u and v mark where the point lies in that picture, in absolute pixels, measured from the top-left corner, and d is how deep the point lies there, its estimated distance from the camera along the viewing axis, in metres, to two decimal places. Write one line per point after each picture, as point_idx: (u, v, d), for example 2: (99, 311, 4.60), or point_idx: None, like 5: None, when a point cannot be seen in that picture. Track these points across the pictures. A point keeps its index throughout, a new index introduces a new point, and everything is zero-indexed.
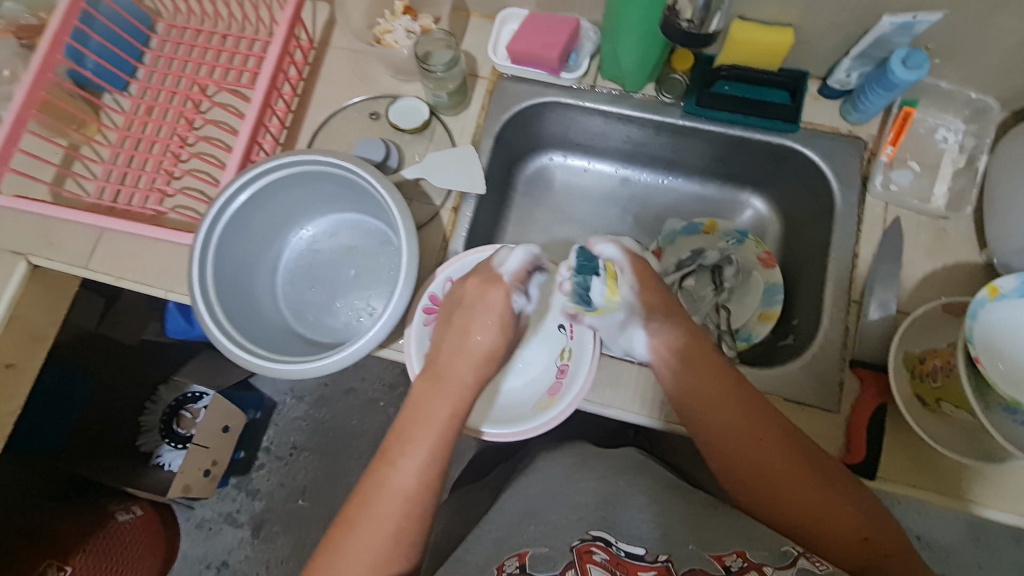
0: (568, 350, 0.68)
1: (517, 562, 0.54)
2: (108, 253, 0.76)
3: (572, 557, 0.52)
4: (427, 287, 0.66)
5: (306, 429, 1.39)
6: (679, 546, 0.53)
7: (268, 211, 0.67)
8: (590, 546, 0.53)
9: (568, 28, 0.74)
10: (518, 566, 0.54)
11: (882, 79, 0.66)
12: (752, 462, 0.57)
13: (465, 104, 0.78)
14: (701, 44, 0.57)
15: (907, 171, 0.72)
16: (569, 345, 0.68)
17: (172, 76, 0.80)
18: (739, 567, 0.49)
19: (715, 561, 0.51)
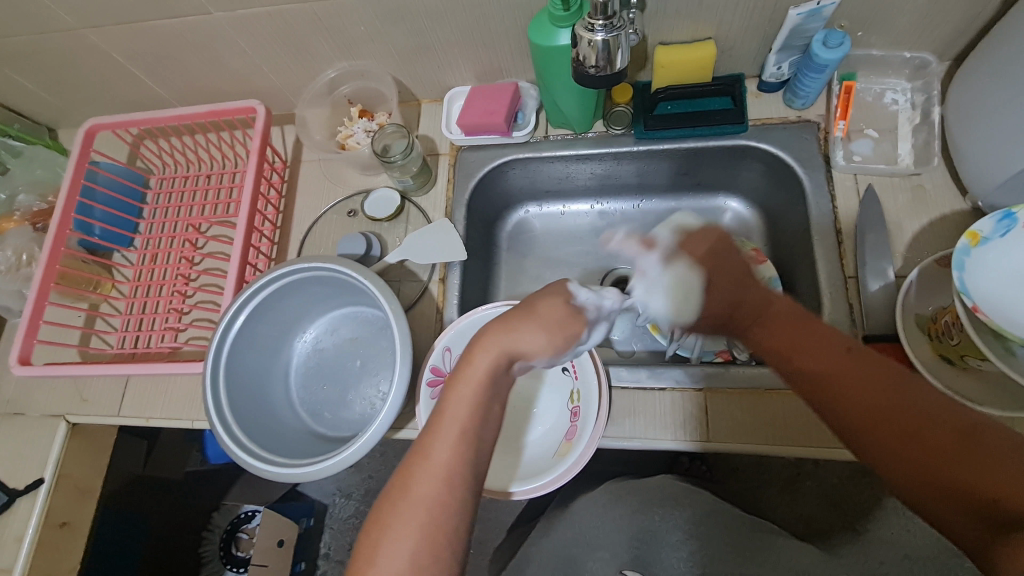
0: (576, 392, 0.69)
1: None
2: (136, 397, 0.80)
3: None
4: (428, 360, 0.67)
5: (359, 527, 1.38)
6: None
7: (270, 322, 0.71)
8: None
9: (507, 93, 0.79)
10: None
11: (811, 64, 0.68)
12: (877, 435, 0.46)
13: (431, 182, 0.83)
14: (616, 80, 0.58)
15: (866, 140, 0.72)
16: (575, 386, 0.69)
17: (170, 223, 0.88)
18: None
19: None
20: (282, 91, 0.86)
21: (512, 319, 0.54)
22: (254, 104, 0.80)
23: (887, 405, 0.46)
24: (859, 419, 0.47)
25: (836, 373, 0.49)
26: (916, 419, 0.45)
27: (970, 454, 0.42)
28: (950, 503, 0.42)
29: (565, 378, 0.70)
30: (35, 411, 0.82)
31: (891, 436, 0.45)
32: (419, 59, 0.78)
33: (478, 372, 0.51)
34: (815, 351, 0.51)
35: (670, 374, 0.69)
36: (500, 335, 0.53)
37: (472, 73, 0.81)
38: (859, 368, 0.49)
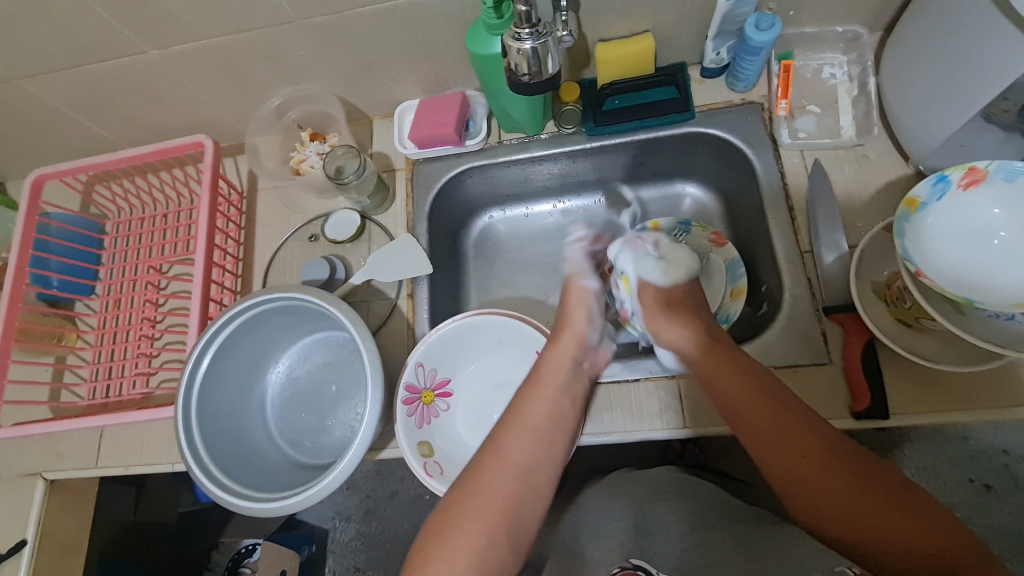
0: None
1: None
2: (113, 446, 0.79)
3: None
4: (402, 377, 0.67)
5: (363, 548, 1.37)
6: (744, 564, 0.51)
7: (240, 357, 0.71)
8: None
9: (456, 103, 0.79)
10: None
11: (746, 48, 0.69)
12: (829, 505, 0.48)
13: (390, 199, 0.83)
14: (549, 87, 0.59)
15: (809, 116, 0.74)
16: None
17: (130, 266, 0.86)
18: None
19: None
20: (231, 123, 0.85)
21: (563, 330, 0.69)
22: (201, 138, 0.79)
23: (831, 467, 0.49)
24: (810, 486, 0.49)
25: (781, 434, 0.52)
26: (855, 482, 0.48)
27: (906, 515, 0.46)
28: (890, 560, 0.45)
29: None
30: (10, 472, 0.81)
31: (841, 505, 0.48)
32: (364, 78, 0.78)
33: (557, 380, 0.63)
34: (758, 412, 0.54)
35: (644, 365, 0.70)
36: (560, 347, 0.66)
37: (419, 86, 0.81)
38: (803, 426, 0.52)
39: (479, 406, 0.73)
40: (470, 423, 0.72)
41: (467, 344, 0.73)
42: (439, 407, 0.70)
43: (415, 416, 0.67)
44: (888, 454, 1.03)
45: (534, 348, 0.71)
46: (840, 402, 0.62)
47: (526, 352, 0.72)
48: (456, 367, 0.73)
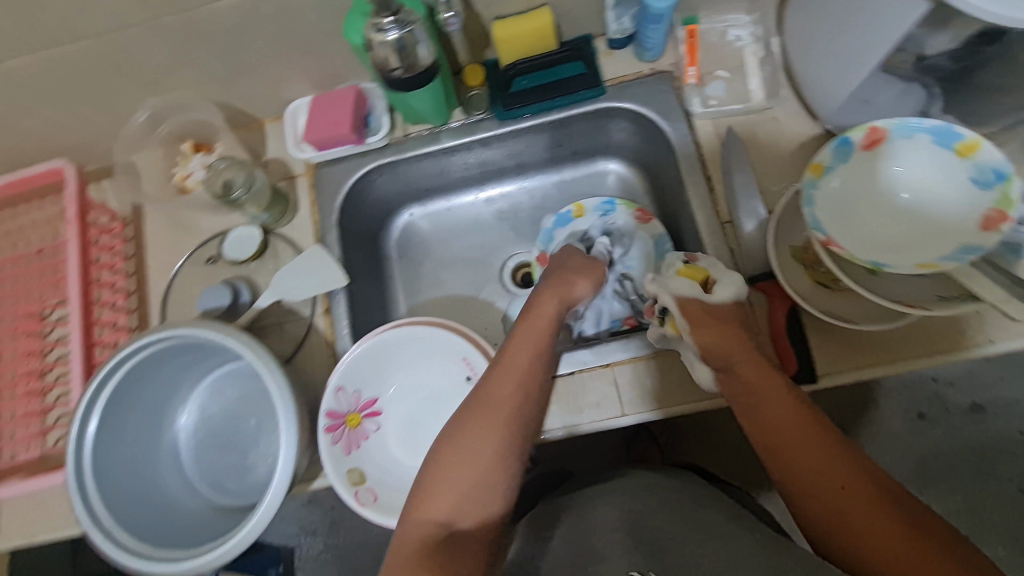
0: None
1: None
2: (12, 519, 0.71)
3: None
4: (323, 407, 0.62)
5: (333, 561, 1.33)
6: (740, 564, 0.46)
7: (139, 405, 0.64)
8: None
9: (351, 98, 0.72)
10: None
11: (647, 16, 0.66)
12: (843, 509, 0.46)
13: (293, 209, 0.76)
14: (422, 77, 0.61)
15: (719, 81, 0.72)
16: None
17: (3, 315, 0.76)
18: None
19: None
20: (98, 141, 0.75)
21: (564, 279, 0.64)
22: (60, 164, 0.70)
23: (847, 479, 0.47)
24: (822, 497, 0.47)
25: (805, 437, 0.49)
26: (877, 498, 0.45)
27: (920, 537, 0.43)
28: None
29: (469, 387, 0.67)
30: None
31: (860, 522, 0.45)
32: (242, 79, 0.70)
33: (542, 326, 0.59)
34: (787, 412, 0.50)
35: (577, 357, 0.67)
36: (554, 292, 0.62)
37: (308, 82, 0.73)
38: (823, 434, 0.49)
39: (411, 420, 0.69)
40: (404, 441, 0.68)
41: (389, 359, 0.68)
42: (368, 429, 0.66)
43: (340, 444, 0.63)
44: (829, 401, 1.07)
45: (460, 356, 0.67)
46: None
47: (452, 360, 0.68)
48: (381, 383, 0.68)
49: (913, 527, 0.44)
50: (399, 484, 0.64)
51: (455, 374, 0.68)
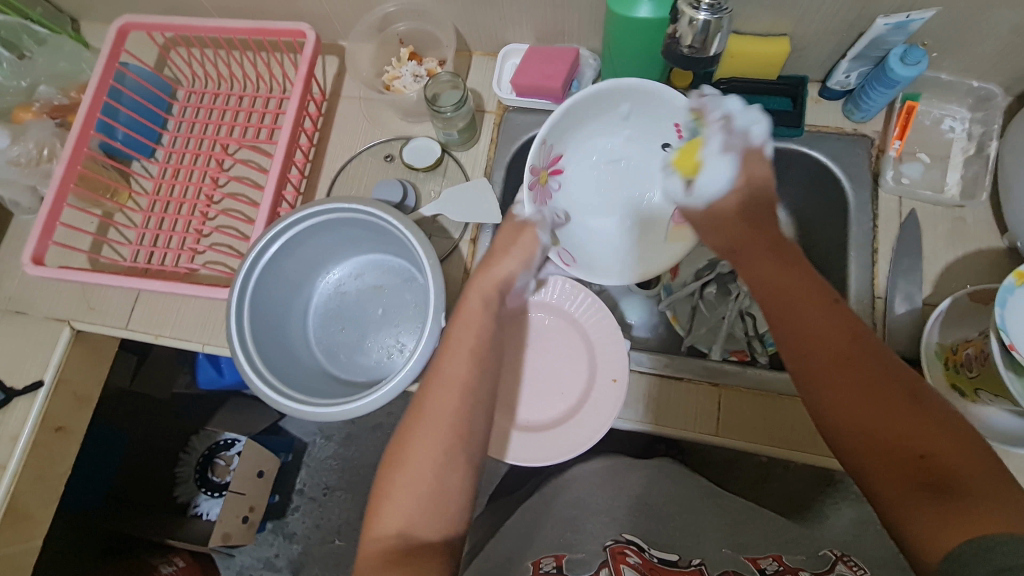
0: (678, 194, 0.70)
1: (553, 563, 0.57)
2: (145, 313, 0.79)
3: (606, 558, 0.55)
4: (530, 158, 0.67)
5: (336, 468, 1.40)
6: (714, 554, 0.57)
7: (297, 258, 0.70)
8: (623, 550, 0.56)
9: (568, 59, 0.76)
10: (555, 566, 0.56)
11: (881, 78, 0.67)
12: (837, 400, 0.44)
13: (474, 139, 0.81)
14: (706, 64, 0.57)
15: (917, 164, 0.72)
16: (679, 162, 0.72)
17: (195, 139, 0.84)
18: (775, 570, 0.53)
19: (749, 563, 0.55)
20: (331, 19, 0.82)
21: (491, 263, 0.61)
22: (304, 28, 0.77)
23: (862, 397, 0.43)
24: (834, 414, 0.44)
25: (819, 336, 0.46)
26: (886, 393, 0.42)
27: (915, 417, 0.41)
28: (888, 473, 0.41)
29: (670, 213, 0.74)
30: (38, 312, 0.82)
31: (875, 428, 0.42)
32: (482, 9, 0.74)
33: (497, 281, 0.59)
34: (801, 310, 0.47)
35: (689, 364, 0.69)
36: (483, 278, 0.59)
37: (532, 31, 0.78)
38: (849, 341, 0.45)
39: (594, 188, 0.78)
40: (579, 193, 0.78)
41: (588, 116, 0.72)
42: (550, 189, 0.73)
43: (534, 195, 0.69)
44: None
45: (670, 122, 0.71)
46: None
47: (665, 123, 0.71)
48: (565, 147, 0.74)
49: (921, 419, 0.41)
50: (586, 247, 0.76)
51: (660, 133, 0.73)
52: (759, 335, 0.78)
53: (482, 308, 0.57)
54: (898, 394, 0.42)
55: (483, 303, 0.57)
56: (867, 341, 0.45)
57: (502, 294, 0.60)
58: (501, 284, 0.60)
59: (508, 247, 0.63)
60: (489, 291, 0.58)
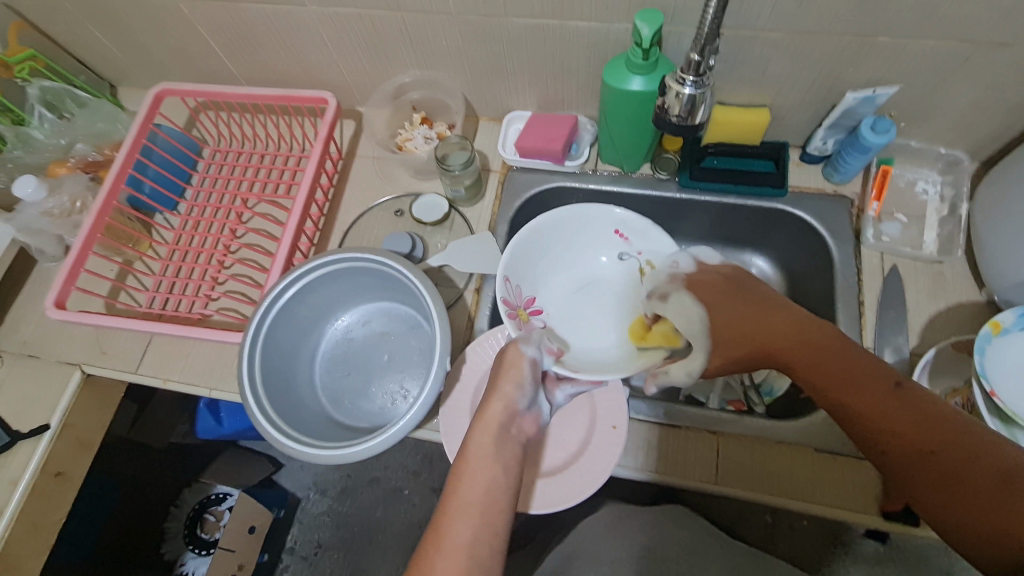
0: (647, 265, 0.76)
1: None
2: (156, 357, 0.81)
3: None
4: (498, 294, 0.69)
5: (330, 525, 1.36)
6: None
7: (308, 305, 0.74)
8: None
9: (568, 125, 0.83)
10: None
11: (856, 144, 0.73)
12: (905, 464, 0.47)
13: (480, 195, 0.86)
14: (693, 131, 0.62)
15: (895, 222, 0.77)
16: (645, 258, 0.76)
17: (217, 193, 0.90)
18: None
19: None
20: (349, 88, 0.90)
21: (492, 384, 0.60)
22: (326, 95, 0.84)
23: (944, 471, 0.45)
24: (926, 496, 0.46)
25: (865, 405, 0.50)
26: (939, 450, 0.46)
27: (974, 473, 0.44)
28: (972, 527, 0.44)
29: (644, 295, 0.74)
30: (51, 356, 0.84)
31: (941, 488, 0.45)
32: (490, 80, 0.82)
33: (498, 416, 0.57)
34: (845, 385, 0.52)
35: (685, 413, 0.71)
36: (485, 408, 0.57)
37: (535, 100, 0.85)
38: (924, 426, 0.47)
39: (572, 318, 0.77)
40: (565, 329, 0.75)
41: (546, 245, 0.77)
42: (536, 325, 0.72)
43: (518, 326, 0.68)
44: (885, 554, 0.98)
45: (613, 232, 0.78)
46: (871, 496, 0.64)
47: (607, 235, 0.78)
48: (535, 288, 0.76)
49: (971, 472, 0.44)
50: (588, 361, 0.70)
51: (608, 248, 0.79)
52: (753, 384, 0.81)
53: (489, 426, 0.56)
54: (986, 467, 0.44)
55: (487, 442, 0.55)
56: (918, 403, 0.48)
57: (516, 408, 0.58)
58: (502, 421, 0.57)
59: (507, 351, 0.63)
60: (491, 431, 0.56)
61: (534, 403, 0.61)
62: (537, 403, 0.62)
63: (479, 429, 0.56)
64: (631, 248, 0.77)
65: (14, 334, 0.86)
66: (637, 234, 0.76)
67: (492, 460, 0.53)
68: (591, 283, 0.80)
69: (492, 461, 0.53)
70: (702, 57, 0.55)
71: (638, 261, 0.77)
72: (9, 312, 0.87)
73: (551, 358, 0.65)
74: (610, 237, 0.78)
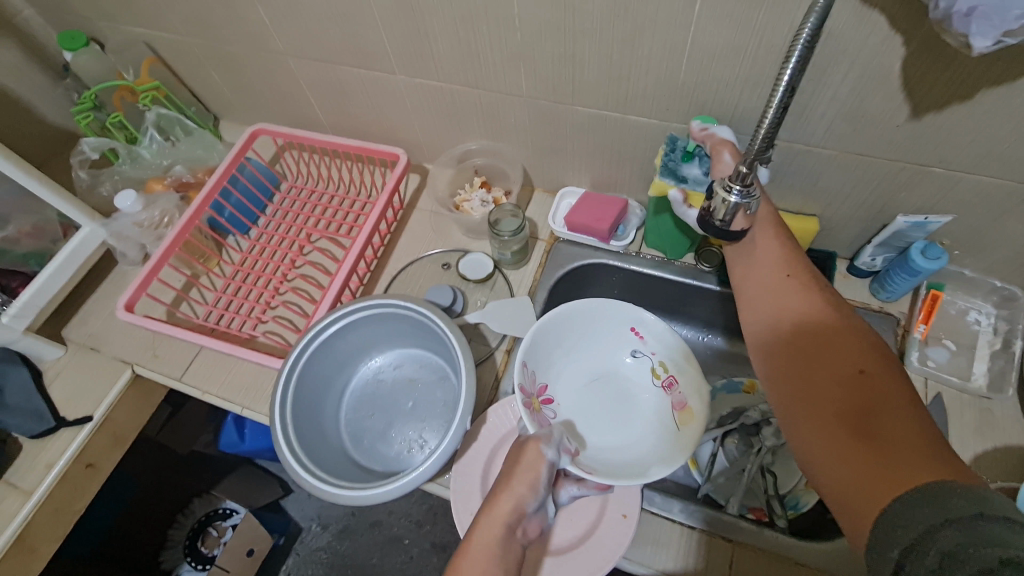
0: (660, 367, 0.77)
1: None
2: (200, 369, 0.87)
3: None
4: (516, 381, 0.69)
5: (325, 561, 1.34)
6: None
7: (348, 341, 0.78)
8: None
9: (617, 206, 0.86)
10: None
11: (905, 266, 0.73)
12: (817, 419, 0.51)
13: (524, 261, 0.90)
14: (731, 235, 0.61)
15: (942, 349, 0.75)
16: (658, 360, 0.77)
17: (285, 223, 0.97)
18: None
19: None
20: (420, 147, 0.97)
21: (502, 484, 0.59)
22: (399, 152, 0.92)
23: (847, 427, 0.48)
24: (810, 441, 0.51)
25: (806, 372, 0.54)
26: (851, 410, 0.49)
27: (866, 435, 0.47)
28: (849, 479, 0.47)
29: (671, 399, 0.75)
30: (110, 351, 0.91)
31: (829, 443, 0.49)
32: (550, 157, 0.88)
33: (503, 517, 0.57)
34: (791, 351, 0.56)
35: (701, 513, 0.68)
36: (491, 508, 0.57)
37: (589, 179, 0.89)
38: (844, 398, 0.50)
39: (587, 412, 0.77)
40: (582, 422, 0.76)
41: (563, 339, 0.77)
42: (547, 415, 0.73)
43: (534, 417, 0.68)
44: None
45: (626, 326, 0.79)
46: None
47: (622, 333, 0.80)
48: (549, 375, 0.76)
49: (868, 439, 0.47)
50: (607, 460, 0.70)
51: (624, 344, 0.80)
52: (779, 495, 0.74)
53: (492, 528, 0.56)
54: (894, 433, 0.46)
55: (493, 540, 0.55)
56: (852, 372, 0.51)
57: (525, 507, 0.58)
58: (510, 521, 0.56)
59: (527, 449, 0.62)
60: (497, 529, 0.56)
61: (541, 506, 0.61)
62: (545, 506, 0.62)
63: (483, 528, 0.56)
64: (642, 346, 0.79)
65: (83, 326, 0.93)
66: (652, 335, 0.77)
67: (494, 564, 0.53)
68: (607, 378, 0.80)
69: (490, 560, 0.53)
70: (750, 170, 0.54)
71: (651, 361, 0.78)
72: (84, 304, 0.95)
73: (568, 458, 0.64)
74: (613, 333, 0.80)
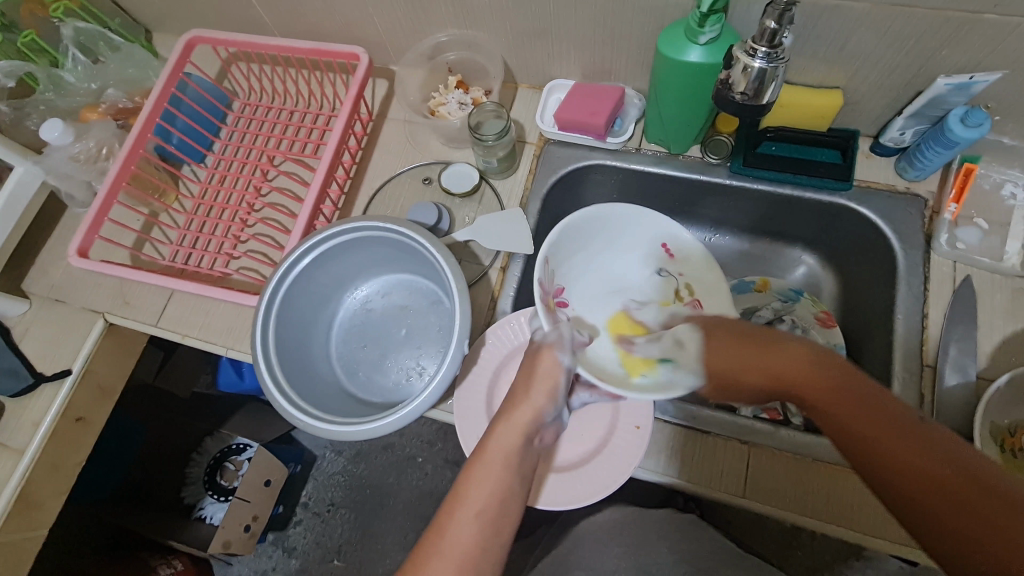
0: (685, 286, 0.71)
1: None
2: (176, 312, 0.81)
3: None
4: (535, 274, 0.62)
5: (343, 485, 1.38)
6: None
7: (327, 272, 0.71)
8: None
9: (613, 97, 0.76)
10: None
11: (940, 137, 0.65)
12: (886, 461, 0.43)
13: (513, 168, 0.81)
14: (758, 112, 0.56)
15: (974, 228, 0.68)
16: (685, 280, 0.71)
17: (244, 148, 0.87)
18: None
19: None
20: (383, 44, 0.85)
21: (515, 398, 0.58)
22: (358, 51, 0.80)
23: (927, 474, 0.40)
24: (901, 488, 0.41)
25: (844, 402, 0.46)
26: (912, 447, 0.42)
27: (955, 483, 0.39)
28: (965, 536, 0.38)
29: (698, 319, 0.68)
30: (77, 302, 0.84)
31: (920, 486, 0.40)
32: (532, 44, 0.76)
33: (519, 426, 0.56)
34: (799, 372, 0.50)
35: (717, 418, 0.66)
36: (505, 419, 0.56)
37: (579, 67, 0.78)
38: (898, 434, 0.43)
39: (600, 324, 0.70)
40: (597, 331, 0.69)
41: (588, 240, 0.70)
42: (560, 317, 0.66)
43: (550, 314, 0.62)
44: None
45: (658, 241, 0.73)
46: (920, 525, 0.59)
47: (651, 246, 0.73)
48: (565, 278, 0.69)
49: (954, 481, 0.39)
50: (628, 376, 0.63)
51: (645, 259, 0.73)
52: None
53: (510, 435, 0.55)
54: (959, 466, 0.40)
55: (510, 449, 0.54)
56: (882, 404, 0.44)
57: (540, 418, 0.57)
58: (527, 429, 0.56)
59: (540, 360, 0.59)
60: (514, 437, 0.55)
61: (557, 415, 0.60)
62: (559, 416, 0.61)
63: (495, 436, 0.55)
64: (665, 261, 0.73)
65: (44, 277, 0.86)
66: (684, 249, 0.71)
67: (511, 471, 0.53)
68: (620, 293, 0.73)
69: (499, 470, 0.52)
70: (779, 25, 0.49)
71: (677, 281, 0.72)
72: (40, 254, 0.88)
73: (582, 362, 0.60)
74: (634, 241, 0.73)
